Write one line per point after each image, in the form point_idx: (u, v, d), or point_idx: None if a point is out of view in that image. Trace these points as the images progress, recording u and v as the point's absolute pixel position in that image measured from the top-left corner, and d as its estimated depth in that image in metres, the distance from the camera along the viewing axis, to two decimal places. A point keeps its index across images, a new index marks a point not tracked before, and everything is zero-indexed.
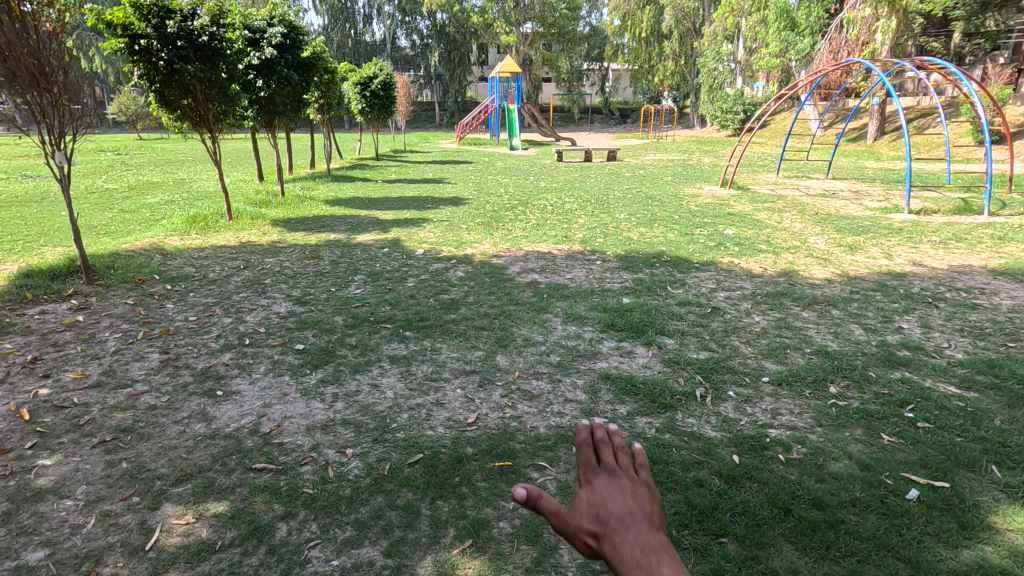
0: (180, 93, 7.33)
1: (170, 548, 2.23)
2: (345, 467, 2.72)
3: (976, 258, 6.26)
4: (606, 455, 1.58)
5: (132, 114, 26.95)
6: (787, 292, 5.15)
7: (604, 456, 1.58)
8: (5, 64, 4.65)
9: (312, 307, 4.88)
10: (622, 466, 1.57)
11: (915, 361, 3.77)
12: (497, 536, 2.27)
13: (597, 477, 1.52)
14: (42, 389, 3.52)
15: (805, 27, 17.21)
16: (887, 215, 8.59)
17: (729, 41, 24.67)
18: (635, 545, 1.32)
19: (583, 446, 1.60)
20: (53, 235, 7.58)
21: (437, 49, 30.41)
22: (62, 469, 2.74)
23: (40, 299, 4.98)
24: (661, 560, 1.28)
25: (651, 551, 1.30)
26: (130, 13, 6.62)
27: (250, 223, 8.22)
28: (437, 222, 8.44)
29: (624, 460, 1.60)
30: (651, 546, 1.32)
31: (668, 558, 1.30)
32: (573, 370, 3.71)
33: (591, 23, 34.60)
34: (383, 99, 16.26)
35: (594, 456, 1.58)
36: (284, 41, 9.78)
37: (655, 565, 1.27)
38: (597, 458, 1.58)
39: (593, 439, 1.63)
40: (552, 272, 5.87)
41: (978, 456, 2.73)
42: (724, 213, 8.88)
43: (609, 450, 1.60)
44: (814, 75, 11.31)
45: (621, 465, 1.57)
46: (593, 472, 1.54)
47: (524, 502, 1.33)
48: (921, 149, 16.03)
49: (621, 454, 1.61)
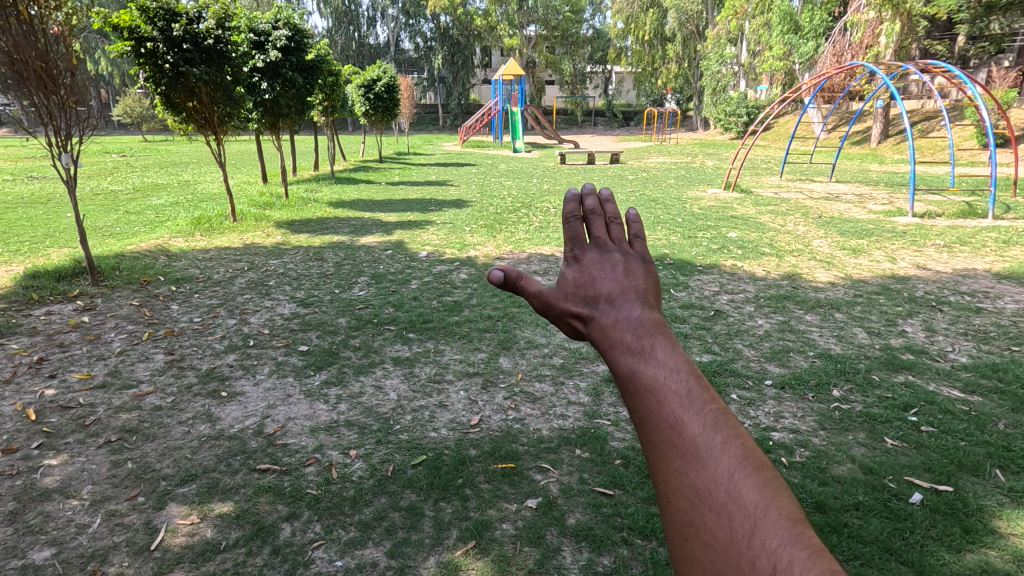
0: (185, 96, 7.37)
1: (175, 548, 2.25)
2: (348, 469, 2.73)
3: (980, 262, 6.25)
4: (597, 220, 1.11)
5: (137, 116, 27.10)
6: (790, 295, 5.15)
7: (594, 221, 1.11)
8: (14, 66, 4.70)
9: (315, 309, 4.90)
10: (617, 234, 1.12)
11: (919, 364, 3.77)
12: (500, 537, 2.28)
13: (583, 250, 1.09)
14: (48, 389, 3.54)
15: (809, 29, 17.28)
16: (890, 219, 8.58)
17: (732, 44, 24.67)
18: (627, 326, 0.94)
19: (566, 210, 1.12)
20: (59, 237, 7.63)
21: (441, 52, 30.49)
22: (68, 469, 2.76)
23: (46, 300, 5.02)
24: (659, 340, 0.92)
25: (647, 330, 0.93)
26: (136, 17, 6.68)
27: (255, 225, 8.26)
28: (441, 224, 8.46)
29: (622, 229, 1.15)
30: (649, 324, 0.94)
31: (670, 338, 0.93)
32: (576, 373, 3.72)
33: (595, 26, 34.62)
34: (387, 102, 16.31)
35: (580, 220, 1.10)
36: (289, 44, 9.82)
37: (653, 349, 0.90)
38: (585, 226, 1.12)
39: (582, 202, 1.14)
40: (555, 274, 5.88)
41: (981, 460, 2.72)
42: (727, 216, 8.88)
43: (601, 215, 1.13)
44: (818, 78, 11.27)
45: (616, 233, 1.12)
46: (577, 242, 1.09)
47: (501, 282, 1.11)
48: (925, 153, 16.01)
49: (619, 218, 1.14)
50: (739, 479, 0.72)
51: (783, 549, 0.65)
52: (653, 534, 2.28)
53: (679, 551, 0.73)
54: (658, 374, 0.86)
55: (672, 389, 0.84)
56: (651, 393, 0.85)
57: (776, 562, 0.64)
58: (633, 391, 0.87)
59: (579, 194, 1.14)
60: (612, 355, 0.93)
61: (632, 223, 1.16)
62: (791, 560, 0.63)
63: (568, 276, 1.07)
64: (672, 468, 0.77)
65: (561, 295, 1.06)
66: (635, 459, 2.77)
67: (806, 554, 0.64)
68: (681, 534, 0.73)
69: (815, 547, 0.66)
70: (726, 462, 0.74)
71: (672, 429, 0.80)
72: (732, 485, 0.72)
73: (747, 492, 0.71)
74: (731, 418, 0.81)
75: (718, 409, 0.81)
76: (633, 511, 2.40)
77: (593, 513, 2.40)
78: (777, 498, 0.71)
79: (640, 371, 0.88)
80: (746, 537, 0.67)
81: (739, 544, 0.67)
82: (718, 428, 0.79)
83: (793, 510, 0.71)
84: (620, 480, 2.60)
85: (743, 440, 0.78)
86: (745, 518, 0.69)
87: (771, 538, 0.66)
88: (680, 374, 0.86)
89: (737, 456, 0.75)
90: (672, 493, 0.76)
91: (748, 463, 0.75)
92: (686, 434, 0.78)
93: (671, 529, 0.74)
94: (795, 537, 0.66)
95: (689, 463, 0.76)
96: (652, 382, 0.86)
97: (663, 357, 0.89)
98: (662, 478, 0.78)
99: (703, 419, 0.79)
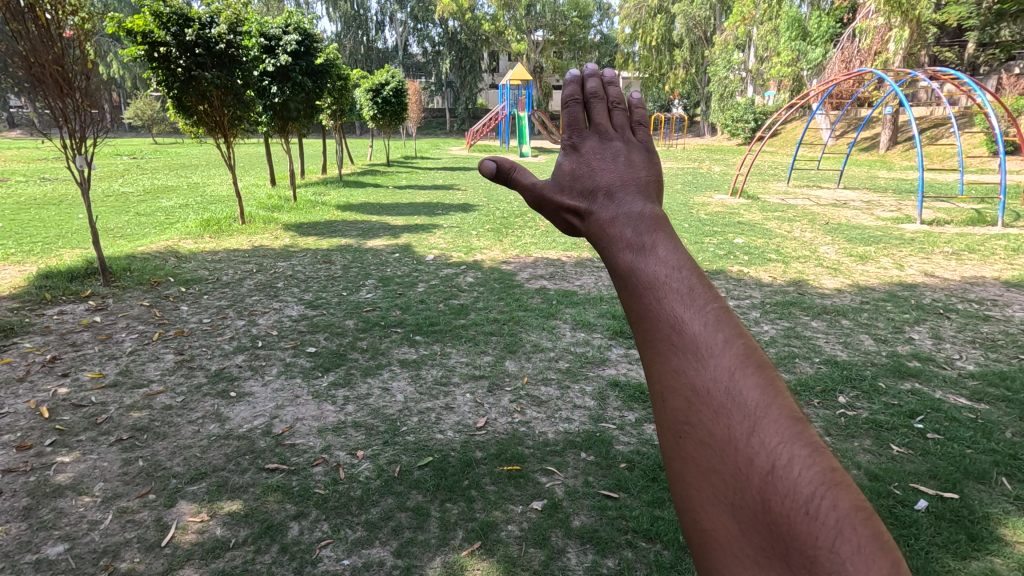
0: (197, 100, 7.43)
1: (185, 545, 2.28)
2: (356, 469, 2.76)
3: (989, 269, 6.22)
4: (597, 106, 1.05)
5: (148, 119, 27.41)
6: (796, 301, 5.16)
7: (595, 108, 1.05)
8: (31, 70, 4.80)
9: (323, 311, 4.95)
10: (617, 122, 1.06)
11: (925, 371, 3.76)
12: (505, 538, 2.30)
13: (583, 141, 1.03)
14: (60, 388, 3.59)
15: (816, 35, 17.56)
16: (899, 226, 8.56)
17: (740, 50, 24.66)
18: (627, 222, 0.90)
19: (565, 96, 1.06)
20: (72, 237, 7.74)
21: (448, 57, 30.72)
22: (81, 467, 2.80)
23: (59, 299, 5.09)
24: (661, 236, 0.88)
25: (647, 227, 0.89)
26: (150, 22, 6.80)
27: (263, 227, 8.33)
28: (448, 228, 8.51)
29: (625, 114, 1.08)
30: (650, 220, 0.90)
31: (671, 234, 0.89)
32: (581, 377, 3.74)
33: (602, 31, 34.71)
34: (395, 106, 16.43)
35: (579, 107, 1.05)
36: (299, 48, 9.99)
37: (654, 244, 0.86)
38: (585, 113, 1.06)
39: (581, 88, 1.08)
40: (561, 278, 5.91)
41: (987, 468, 2.72)
42: (734, 222, 8.88)
43: (602, 100, 1.06)
44: (826, 84, 11.22)
45: (618, 121, 1.06)
46: (576, 130, 1.04)
47: (494, 176, 1.10)
48: (934, 160, 15.97)
49: (618, 104, 1.07)
50: (740, 378, 0.72)
51: (783, 447, 0.66)
52: (658, 537, 2.29)
53: (674, 448, 0.74)
54: (658, 271, 0.83)
55: (673, 286, 0.81)
56: (651, 291, 0.82)
57: (773, 459, 0.66)
58: (632, 288, 0.84)
59: (577, 79, 1.08)
60: (611, 252, 0.90)
61: (633, 109, 1.09)
62: (788, 458, 0.65)
63: (566, 167, 1.03)
64: (668, 367, 0.77)
65: (558, 189, 1.02)
66: (640, 462, 2.78)
67: (805, 452, 0.66)
68: (676, 433, 0.74)
69: (811, 443, 0.68)
70: (727, 360, 0.73)
71: (671, 329, 0.78)
72: (732, 385, 0.72)
73: (748, 393, 0.71)
74: (732, 317, 0.79)
75: (719, 308, 0.79)
76: (638, 514, 2.41)
77: (598, 516, 2.42)
78: (778, 397, 0.71)
79: (640, 267, 0.84)
80: (744, 436, 0.68)
81: (738, 443, 0.68)
82: (719, 325, 0.77)
83: (791, 409, 0.71)
84: (625, 483, 2.62)
85: (743, 338, 0.77)
86: (745, 418, 0.69)
87: (770, 436, 0.67)
88: (681, 271, 0.83)
89: (737, 355, 0.74)
90: (670, 393, 0.75)
91: (749, 361, 0.74)
92: (685, 333, 0.77)
93: (666, 426, 0.75)
94: (793, 434, 0.68)
95: (688, 362, 0.75)
96: (651, 280, 0.82)
97: (663, 254, 0.85)
98: (658, 375, 0.78)
99: (703, 318, 0.77)
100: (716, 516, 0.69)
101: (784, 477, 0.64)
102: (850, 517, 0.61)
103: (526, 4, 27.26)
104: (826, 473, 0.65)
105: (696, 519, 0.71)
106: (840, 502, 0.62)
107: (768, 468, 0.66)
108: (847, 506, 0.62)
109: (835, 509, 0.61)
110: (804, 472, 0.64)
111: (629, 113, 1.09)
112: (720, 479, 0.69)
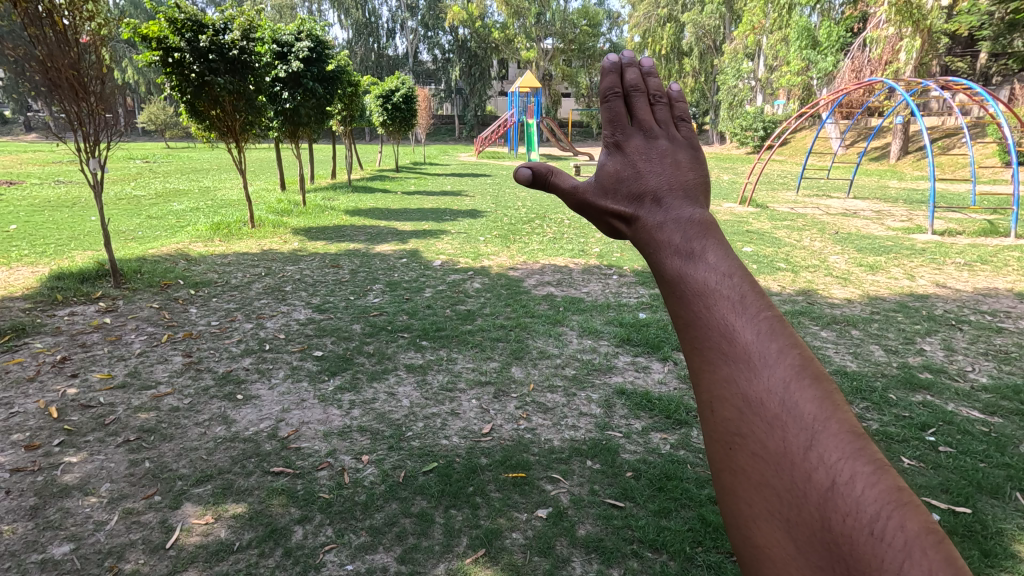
0: (210, 104, 7.56)
1: (189, 547, 2.28)
2: (360, 474, 2.75)
3: (1002, 281, 6.14)
4: (639, 100, 1.03)
5: (161, 123, 27.67)
6: (805, 310, 5.12)
7: (636, 103, 1.03)
8: (47, 73, 4.84)
9: (330, 315, 4.97)
10: (660, 117, 1.04)
11: (938, 384, 3.71)
12: (509, 546, 2.28)
13: (627, 139, 1.02)
14: (70, 388, 3.62)
15: (827, 45, 17.50)
16: (909, 236, 8.49)
17: (750, 59, 24.65)
18: (676, 226, 0.91)
19: (605, 89, 1.05)
20: (83, 239, 7.86)
21: (458, 64, 31.03)
22: (88, 467, 2.81)
23: (70, 301, 5.13)
24: (710, 243, 0.89)
25: (696, 232, 0.90)
26: (165, 28, 6.87)
27: (273, 232, 8.37)
28: (455, 234, 8.53)
29: (666, 110, 1.06)
30: (699, 226, 0.91)
31: (720, 240, 0.90)
32: (588, 384, 3.71)
33: (612, 40, 34.81)
34: (404, 112, 16.51)
35: (620, 100, 1.03)
36: (311, 55, 10.04)
37: (704, 252, 0.87)
38: (627, 106, 1.04)
39: (620, 79, 1.06)
40: (568, 285, 5.91)
41: (1001, 482, 2.67)
42: (742, 230, 8.85)
43: (643, 93, 1.05)
44: (836, 93, 11.09)
45: (661, 117, 1.04)
46: (619, 128, 1.03)
47: (532, 180, 1.13)
48: (946, 170, 15.87)
49: (660, 97, 1.06)
50: (795, 390, 0.73)
51: (843, 462, 0.67)
52: (664, 548, 2.27)
53: (725, 459, 0.76)
54: (708, 278, 0.84)
55: (724, 293, 0.82)
56: (700, 298, 0.83)
57: (834, 475, 0.66)
58: (682, 295, 0.86)
59: (617, 68, 1.07)
60: (657, 256, 0.92)
61: (675, 101, 1.07)
62: (851, 474, 0.66)
63: (610, 170, 1.03)
64: (718, 376, 0.79)
65: (602, 192, 1.03)
66: (647, 471, 2.76)
67: (868, 469, 0.66)
68: (727, 444, 0.76)
69: (875, 461, 0.68)
70: (782, 372, 0.75)
71: (722, 337, 0.80)
72: (787, 397, 0.73)
73: (805, 405, 0.72)
74: (786, 327, 0.81)
75: (773, 317, 0.81)
76: (644, 524, 2.39)
77: (603, 525, 2.40)
78: (836, 412, 0.72)
79: (689, 274, 0.86)
80: (801, 450, 0.69)
81: (794, 457, 0.69)
82: (773, 335, 0.78)
83: (851, 422, 0.72)
84: (631, 493, 2.59)
85: (799, 349, 0.78)
86: (801, 431, 0.70)
87: (829, 450, 0.68)
88: (732, 278, 0.84)
89: (793, 366, 0.76)
90: (720, 402, 0.77)
91: (806, 372, 0.75)
92: (737, 342, 0.78)
93: (716, 437, 0.77)
94: (855, 450, 0.68)
95: (740, 372, 0.77)
96: (701, 287, 0.84)
97: (714, 260, 0.86)
98: (708, 386, 0.80)
99: (756, 327, 0.79)
100: (770, 532, 0.70)
101: (847, 495, 0.65)
102: (920, 539, 0.61)
103: (536, 12, 27.38)
104: (892, 492, 0.65)
105: (750, 534, 0.72)
106: (907, 523, 0.62)
107: (827, 483, 0.66)
108: (916, 528, 0.62)
109: (903, 530, 0.61)
110: (867, 491, 0.64)
111: (671, 106, 1.08)
112: (775, 493, 0.70)
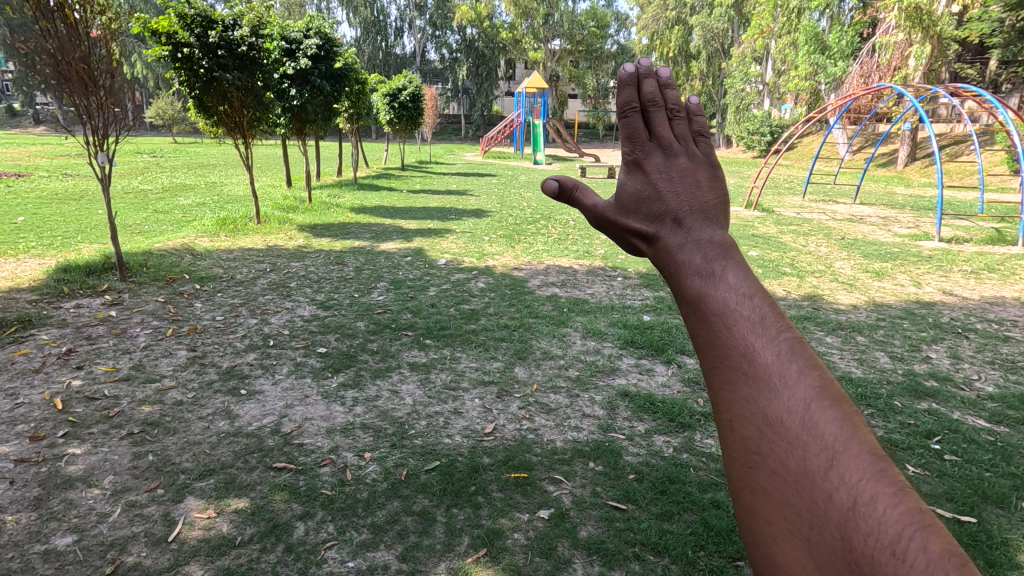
0: (217, 100, 7.52)
1: (191, 540, 2.28)
2: (362, 471, 2.75)
3: (1008, 289, 6.11)
4: (657, 115, 1.02)
5: (168, 117, 27.73)
6: (812, 316, 5.10)
7: (655, 118, 1.02)
8: (57, 67, 4.88)
9: (335, 312, 4.96)
10: (678, 132, 1.03)
11: (943, 392, 3.68)
12: (511, 546, 2.27)
13: (647, 156, 1.01)
14: (74, 379, 3.63)
15: (836, 50, 17.35)
16: (916, 243, 8.43)
17: (757, 62, 24.60)
18: (696, 248, 0.91)
19: (622, 103, 1.04)
20: (89, 233, 7.83)
21: (466, 63, 30.90)
22: (92, 459, 2.82)
23: (76, 293, 5.16)
24: (730, 264, 0.89)
25: (717, 255, 0.90)
26: (175, 24, 6.88)
27: (278, 228, 8.39)
28: (459, 232, 8.54)
29: (684, 124, 1.05)
30: (719, 248, 0.91)
31: (741, 262, 0.90)
32: (591, 386, 3.71)
33: (619, 42, 34.80)
34: (410, 111, 16.42)
35: (637, 116, 1.02)
36: (319, 52, 10.05)
37: (725, 273, 0.87)
38: (645, 122, 1.03)
39: (638, 93, 1.04)
40: (572, 286, 5.89)
41: (1007, 492, 2.65)
42: (749, 235, 8.81)
43: (661, 108, 1.03)
44: (844, 97, 10.88)
45: (680, 132, 1.03)
46: (639, 144, 1.01)
47: (557, 194, 1.14)
48: (954, 176, 15.80)
49: (678, 111, 1.05)
50: (816, 411, 0.73)
51: (864, 484, 0.66)
52: (666, 551, 2.26)
53: (745, 478, 0.76)
54: (728, 298, 0.84)
55: (743, 313, 0.82)
56: (720, 318, 0.83)
57: (854, 495, 0.66)
58: (702, 315, 0.86)
59: (634, 80, 1.04)
60: (678, 277, 0.91)
61: (692, 114, 1.06)
62: (872, 495, 0.65)
63: (631, 189, 1.02)
64: (738, 396, 0.79)
65: (623, 211, 1.02)
66: (649, 474, 2.75)
67: (890, 490, 0.66)
68: (747, 462, 0.76)
69: (895, 483, 0.67)
70: (802, 393, 0.75)
71: (742, 358, 0.80)
72: (807, 416, 0.73)
73: (825, 426, 0.71)
74: (807, 347, 0.81)
75: (791, 339, 0.81)
76: (647, 527, 2.38)
77: (605, 527, 2.39)
78: (856, 432, 0.72)
79: (709, 294, 0.86)
80: (822, 470, 0.69)
81: (814, 477, 0.69)
82: (793, 356, 0.78)
83: (871, 444, 0.72)
84: (633, 495, 2.59)
85: (818, 370, 0.78)
86: (821, 451, 0.70)
87: (851, 471, 0.68)
88: (752, 299, 0.84)
89: (813, 386, 0.75)
90: (739, 421, 0.77)
91: (826, 394, 0.75)
92: (757, 362, 0.78)
93: (736, 456, 0.77)
94: (876, 471, 0.68)
95: (759, 393, 0.77)
96: (721, 307, 0.84)
97: (734, 281, 0.86)
98: (727, 404, 0.80)
99: (776, 347, 0.79)
100: (791, 551, 0.69)
101: (868, 515, 0.64)
102: (943, 561, 0.59)
103: (545, 13, 27.27)
104: (914, 514, 0.64)
105: (767, 551, 0.72)
106: (930, 545, 0.61)
107: (848, 504, 0.66)
108: (938, 550, 0.61)
109: (925, 551, 0.60)
110: (889, 512, 0.64)
111: (689, 120, 1.07)
112: (794, 512, 0.70)
